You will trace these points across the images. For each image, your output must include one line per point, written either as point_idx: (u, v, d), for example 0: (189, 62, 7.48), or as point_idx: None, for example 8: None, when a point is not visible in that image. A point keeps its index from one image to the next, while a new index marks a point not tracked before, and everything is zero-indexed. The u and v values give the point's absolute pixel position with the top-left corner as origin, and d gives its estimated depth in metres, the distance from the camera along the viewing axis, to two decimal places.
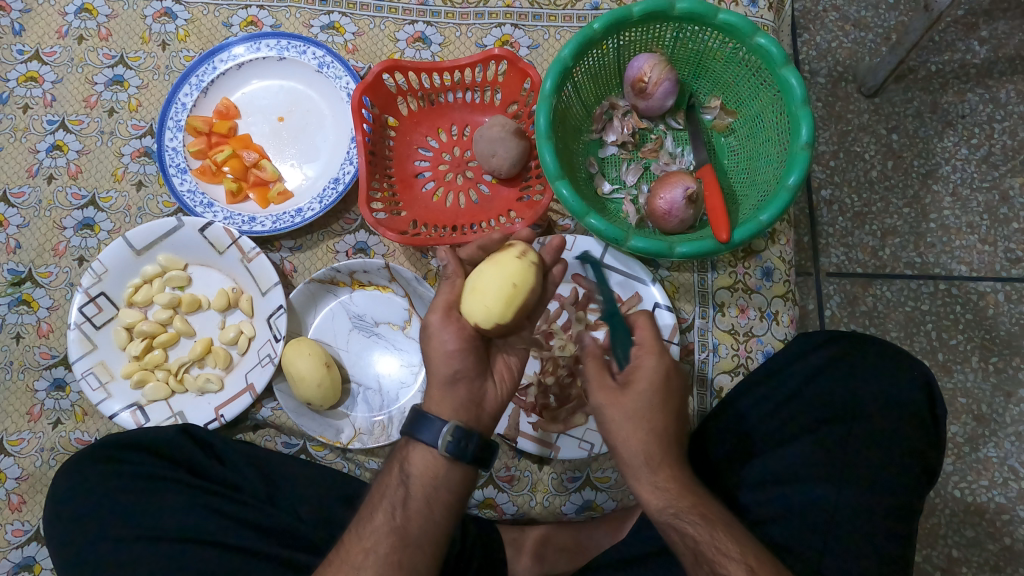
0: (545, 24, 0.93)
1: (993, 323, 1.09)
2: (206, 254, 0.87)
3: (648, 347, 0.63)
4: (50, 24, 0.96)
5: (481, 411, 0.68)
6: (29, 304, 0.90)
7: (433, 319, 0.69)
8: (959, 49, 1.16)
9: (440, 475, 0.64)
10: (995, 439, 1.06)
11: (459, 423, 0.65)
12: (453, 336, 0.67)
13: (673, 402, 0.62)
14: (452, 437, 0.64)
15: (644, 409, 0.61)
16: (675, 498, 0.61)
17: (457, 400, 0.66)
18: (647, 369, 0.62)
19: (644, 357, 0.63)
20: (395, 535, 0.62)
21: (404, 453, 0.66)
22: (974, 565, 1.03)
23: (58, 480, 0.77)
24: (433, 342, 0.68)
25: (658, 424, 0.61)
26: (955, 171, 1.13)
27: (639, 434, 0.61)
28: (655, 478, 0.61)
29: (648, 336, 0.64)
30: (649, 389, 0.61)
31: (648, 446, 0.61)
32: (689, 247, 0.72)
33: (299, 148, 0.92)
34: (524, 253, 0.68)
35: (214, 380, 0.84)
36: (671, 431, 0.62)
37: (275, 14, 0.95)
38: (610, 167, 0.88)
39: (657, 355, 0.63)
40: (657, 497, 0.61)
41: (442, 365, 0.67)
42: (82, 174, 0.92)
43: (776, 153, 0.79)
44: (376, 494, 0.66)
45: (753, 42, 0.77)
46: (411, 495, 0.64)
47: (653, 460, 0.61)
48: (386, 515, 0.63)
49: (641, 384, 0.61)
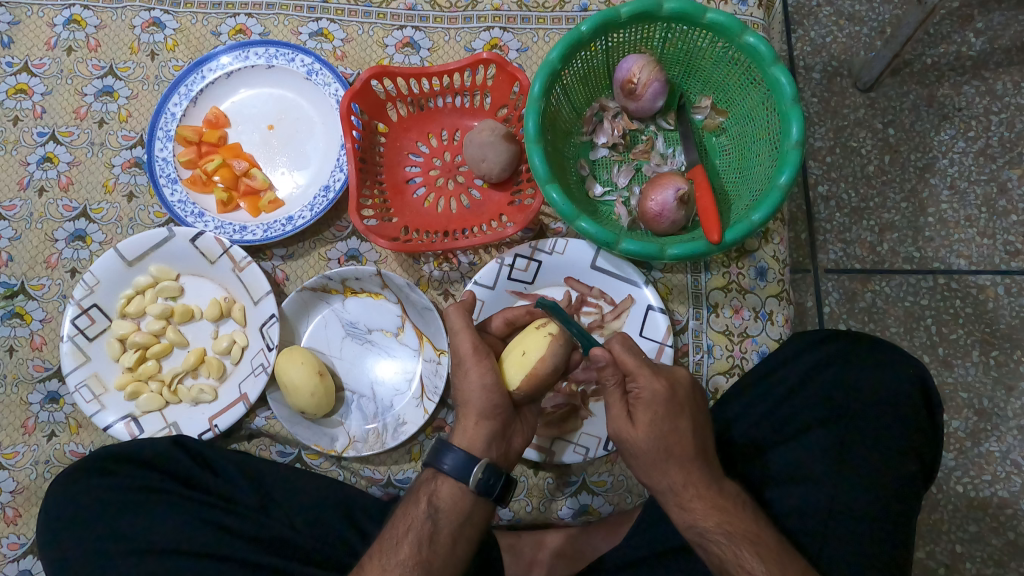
0: (534, 26, 0.93)
1: (993, 316, 1.08)
2: (198, 264, 0.87)
3: (641, 374, 0.61)
4: (39, 36, 0.96)
5: (508, 447, 0.69)
6: (22, 317, 0.90)
7: (465, 352, 0.67)
8: (954, 41, 1.15)
9: (467, 509, 0.65)
10: (998, 433, 1.05)
11: (492, 463, 0.65)
12: (490, 369, 0.66)
13: (681, 418, 0.61)
14: (483, 476, 0.64)
15: (656, 438, 0.60)
16: (702, 518, 0.61)
17: (491, 436, 0.66)
18: (646, 397, 0.61)
19: (638, 385, 0.61)
20: (421, 568, 0.62)
21: (433, 487, 0.65)
22: (979, 560, 1.02)
23: (52, 492, 0.77)
24: (468, 377, 0.67)
25: (675, 449, 0.61)
26: (952, 164, 1.12)
27: (659, 462, 0.61)
28: (680, 501, 0.62)
29: (633, 364, 0.62)
30: (654, 418, 0.60)
31: (667, 472, 0.62)
32: (681, 249, 0.72)
33: (289, 155, 0.91)
34: (544, 324, 0.68)
35: (208, 391, 0.84)
36: (687, 448, 0.62)
37: (264, 22, 0.95)
38: (601, 169, 0.87)
39: (654, 379, 0.61)
40: (685, 515, 0.62)
41: (480, 400, 0.66)
42: (73, 186, 0.92)
43: (767, 151, 0.79)
44: (400, 524, 0.65)
45: (742, 40, 0.76)
46: (439, 529, 0.63)
47: (678, 483, 0.62)
48: (412, 548, 0.63)
49: (645, 415, 0.61)
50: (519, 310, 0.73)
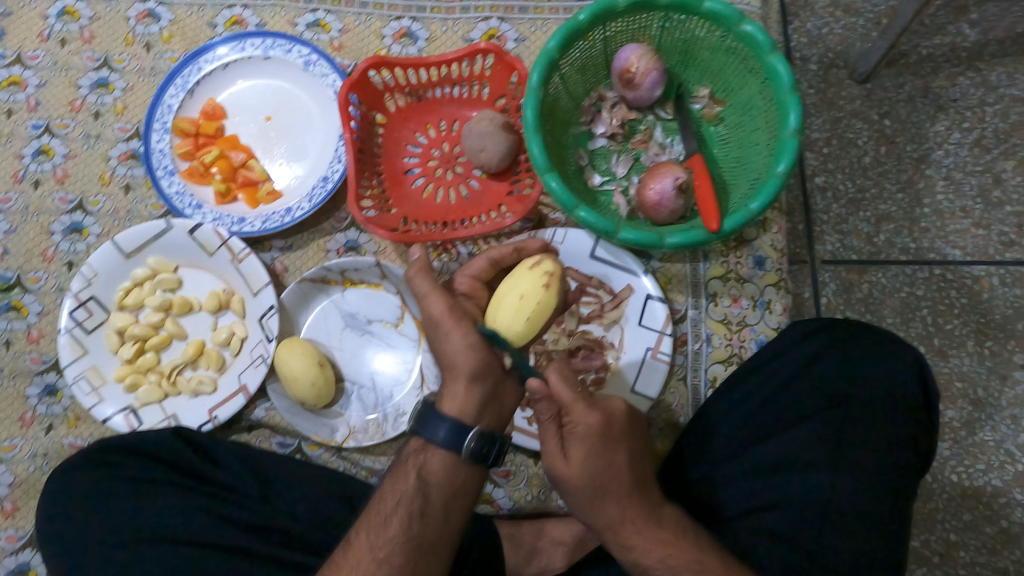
0: (532, 17, 0.93)
1: (988, 306, 1.09)
2: (196, 256, 0.87)
3: (575, 408, 0.60)
4: (32, 28, 0.95)
5: (503, 406, 0.68)
6: (19, 310, 0.90)
7: (439, 313, 0.66)
8: (949, 32, 1.15)
9: (459, 480, 0.65)
10: (992, 422, 1.06)
11: (486, 430, 0.65)
12: (471, 328, 0.66)
13: (616, 450, 0.61)
14: (477, 444, 0.64)
15: (590, 474, 0.60)
16: (646, 551, 0.61)
17: (483, 398, 0.66)
18: (580, 430, 0.60)
19: (574, 419, 0.60)
20: (411, 544, 0.63)
21: (423, 458, 0.65)
22: (973, 548, 1.03)
23: (52, 483, 0.77)
24: (449, 340, 0.66)
25: (611, 485, 0.60)
26: (947, 155, 1.13)
27: (596, 498, 0.61)
28: (620, 539, 0.62)
29: (568, 398, 0.60)
30: (589, 452, 0.60)
31: (605, 508, 0.61)
32: (680, 237, 0.72)
33: (287, 147, 0.91)
34: (539, 264, 0.69)
35: (207, 383, 0.84)
36: (625, 483, 0.61)
37: (260, 12, 0.94)
38: (600, 159, 0.88)
39: (590, 411, 0.60)
40: (627, 553, 0.62)
41: (467, 364, 0.65)
42: (69, 179, 0.92)
43: (765, 141, 0.79)
44: (388, 497, 0.65)
45: (740, 29, 0.76)
46: (430, 504, 0.64)
47: (615, 520, 0.61)
48: (402, 524, 0.63)
49: (579, 451, 0.59)
50: (505, 250, 0.72)
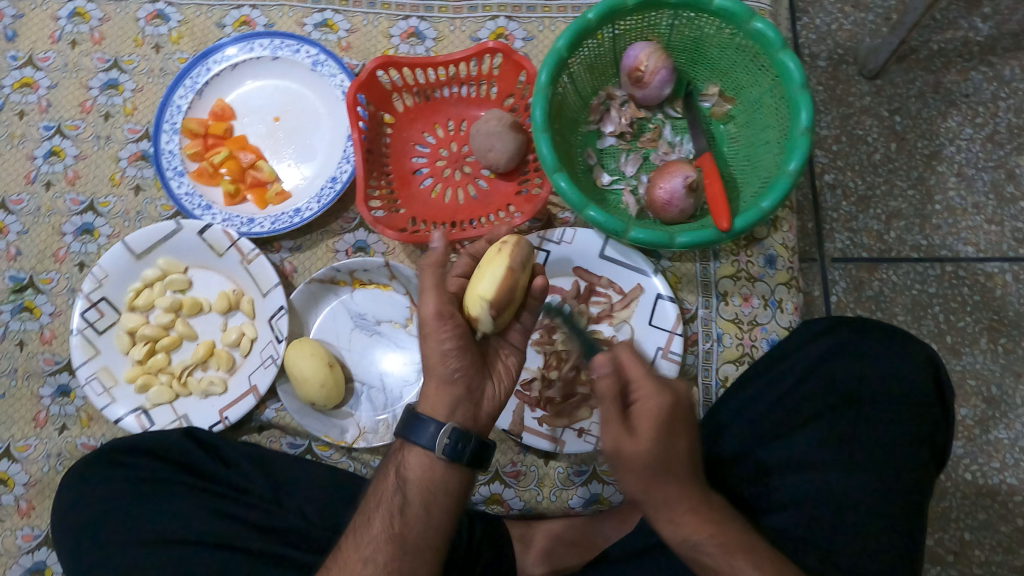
0: (540, 15, 0.92)
1: (1001, 303, 1.08)
2: (206, 257, 0.87)
3: (645, 387, 0.58)
4: (43, 29, 0.96)
5: (479, 411, 0.68)
6: (32, 310, 0.90)
7: (428, 314, 0.65)
8: (961, 27, 1.14)
9: (438, 478, 0.64)
10: (1006, 420, 1.05)
11: (458, 428, 0.64)
12: (451, 334, 0.65)
13: (680, 436, 0.58)
14: (449, 441, 0.63)
15: (655, 455, 0.57)
16: (694, 531, 0.59)
17: (455, 399, 0.66)
18: (650, 412, 0.57)
19: (644, 397, 0.58)
20: (394, 543, 0.62)
21: (400, 458, 0.66)
22: (988, 547, 1.02)
23: (66, 482, 0.78)
24: (427, 341, 0.66)
25: (673, 466, 0.58)
26: (959, 151, 1.12)
27: (654, 480, 0.58)
28: (672, 515, 0.60)
29: (638, 375, 0.59)
30: (657, 434, 0.57)
31: (663, 490, 0.59)
32: (691, 236, 0.72)
33: (295, 147, 0.91)
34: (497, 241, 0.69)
35: (217, 383, 0.85)
36: (684, 466, 0.59)
37: (268, 13, 0.94)
38: (609, 158, 0.87)
39: (659, 391, 0.58)
40: (676, 530, 0.60)
41: (439, 366, 0.65)
42: (80, 180, 0.92)
43: (777, 139, 0.79)
44: (372, 498, 0.66)
45: (750, 26, 0.76)
46: (409, 500, 0.64)
47: (670, 500, 0.59)
48: (383, 522, 0.63)
49: (645, 431, 0.57)
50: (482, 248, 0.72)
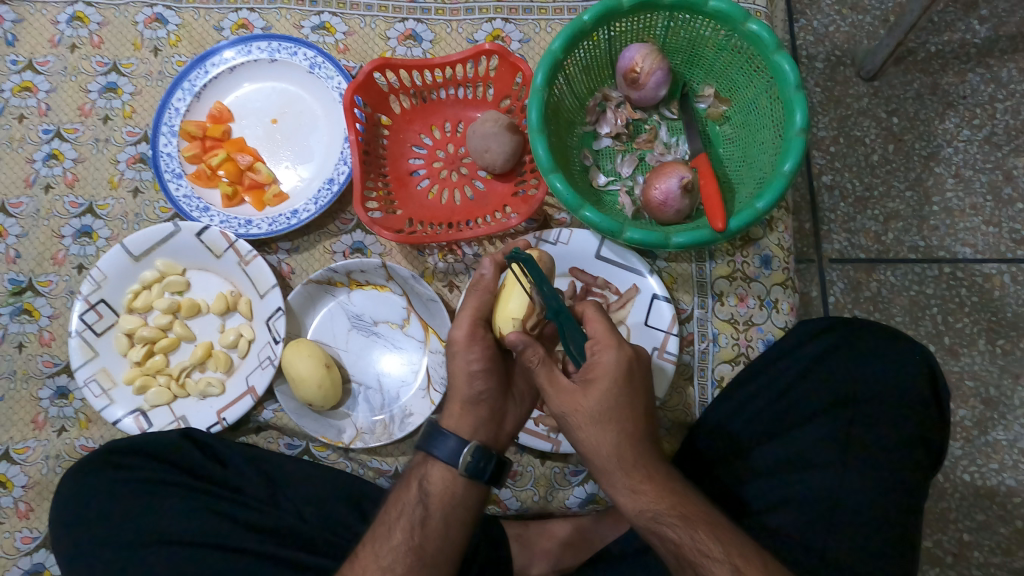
0: (536, 17, 0.93)
1: (999, 304, 1.08)
2: (203, 258, 0.87)
3: (603, 343, 0.62)
4: (43, 34, 0.96)
5: (501, 430, 0.69)
6: (31, 313, 0.91)
7: (459, 336, 0.68)
8: (958, 29, 1.14)
9: (460, 493, 0.65)
10: (1005, 421, 1.05)
11: (482, 445, 0.66)
12: (479, 355, 0.68)
13: (636, 393, 0.62)
14: (473, 458, 0.65)
15: (607, 410, 0.60)
16: (653, 501, 0.61)
17: (477, 418, 0.67)
18: (604, 368, 0.61)
19: (599, 353, 0.61)
20: (413, 554, 0.62)
21: (424, 471, 0.66)
22: (986, 549, 1.02)
23: (65, 483, 0.78)
24: (456, 362, 0.68)
25: (624, 422, 0.61)
26: (957, 153, 1.12)
27: (607, 438, 0.61)
28: (630, 482, 0.62)
29: (601, 332, 0.63)
30: (609, 389, 0.61)
31: (615, 449, 0.61)
32: (685, 237, 0.72)
33: (293, 149, 0.92)
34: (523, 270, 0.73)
35: (215, 384, 0.85)
36: (638, 424, 0.62)
37: (266, 16, 0.95)
38: (605, 159, 0.88)
39: (614, 349, 0.62)
40: (635, 499, 0.62)
41: (465, 384, 0.68)
42: (79, 183, 0.93)
43: (771, 140, 0.79)
44: (392, 510, 0.66)
45: (745, 28, 0.76)
46: (430, 514, 0.64)
47: (623, 461, 0.62)
48: (404, 534, 0.63)
49: (600, 386, 0.60)
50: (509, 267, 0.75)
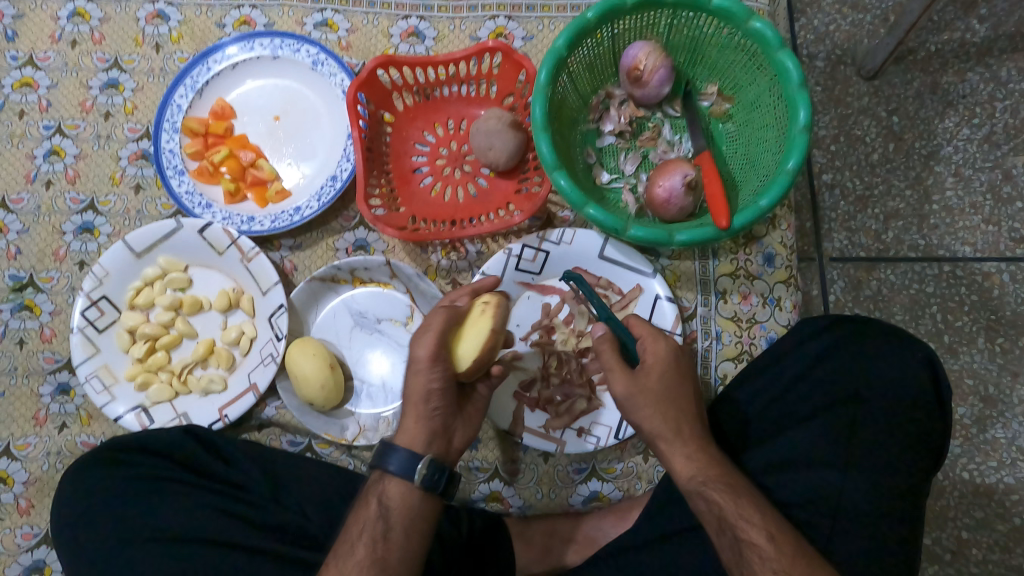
0: (539, 15, 0.93)
1: (998, 303, 1.08)
2: (205, 255, 0.87)
3: (654, 337, 0.71)
4: (43, 29, 0.96)
5: (450, 444, 0.70)
6: (32, 309, 0.90)
7: (422, 354, 0.67)
8: (958, 28, 1.14)
9: (419, 504, 0.65)
10: (1003, 419, 1.06)
11: (436, 458, 0.66)
12: (441, 374, 0.67)
13: (685, 381, 0.69)
14: (429, 471, 0.65)
15: (664, 388, 0.68)
16: (704, 467, 0.66)
17: (430, 431, 0.67)
18: (658, 354, 0.69)
19: (652, 344, 0.70)
20: (377, 568, 0.61)
21: (381, 487, 0.66)
22: (985, 546, 1.03)
23: (67, 480, 0.78)
24: (416, 377, 0.67)
25: (679, 402, 0.68)
26: (956, 151, 1.12)
27: (665, 411, 0.67)
28: (685, 451, 0.66)
29: (648, 329, 0.72)
30: (664, 370, 0.68)
31: (673, 422, 0.67)
32: (690, 234, 0.72)
33: (296, 146, 0.91)
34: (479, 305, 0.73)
35: (217, 381, 0.85)
36: (690, 406, 0.69)
37: (268, 13, 0.94)
38: (608, 157, 0.88)
39: (665, 341, 0.71)
40: (687, 466, 0.66)
41: (421, 402, 0.67)
42: (81, 179, 0.93)
43: (775, 138, 0.79)
44: (353, 527, 0.65)
45: (748, 26, 0.76)
46: (392, 527, 0.63)
47: (678, 434, 0.67)
48: (367, 549, 0.62)
49: (656, 367, 0.68)
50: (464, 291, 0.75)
